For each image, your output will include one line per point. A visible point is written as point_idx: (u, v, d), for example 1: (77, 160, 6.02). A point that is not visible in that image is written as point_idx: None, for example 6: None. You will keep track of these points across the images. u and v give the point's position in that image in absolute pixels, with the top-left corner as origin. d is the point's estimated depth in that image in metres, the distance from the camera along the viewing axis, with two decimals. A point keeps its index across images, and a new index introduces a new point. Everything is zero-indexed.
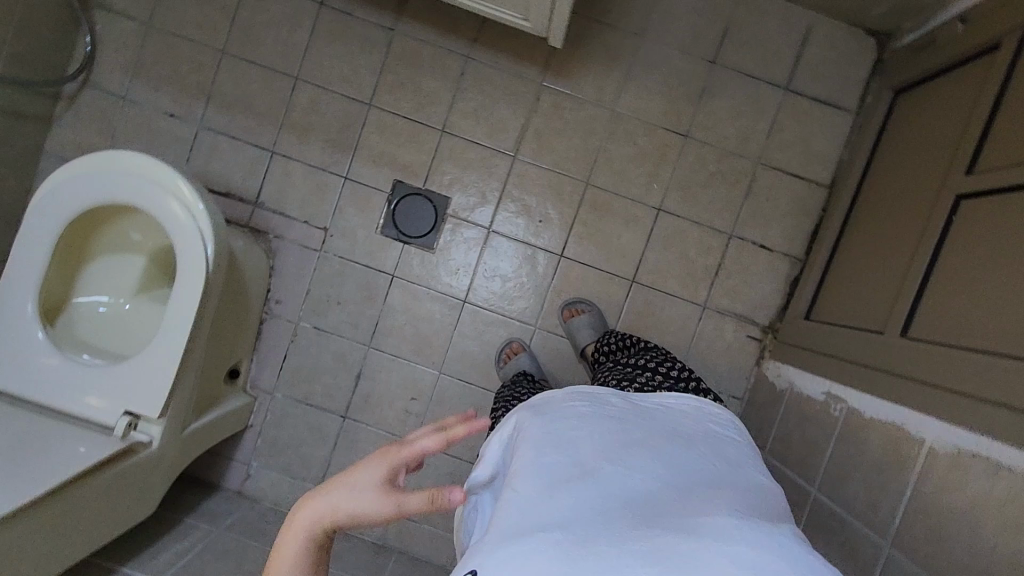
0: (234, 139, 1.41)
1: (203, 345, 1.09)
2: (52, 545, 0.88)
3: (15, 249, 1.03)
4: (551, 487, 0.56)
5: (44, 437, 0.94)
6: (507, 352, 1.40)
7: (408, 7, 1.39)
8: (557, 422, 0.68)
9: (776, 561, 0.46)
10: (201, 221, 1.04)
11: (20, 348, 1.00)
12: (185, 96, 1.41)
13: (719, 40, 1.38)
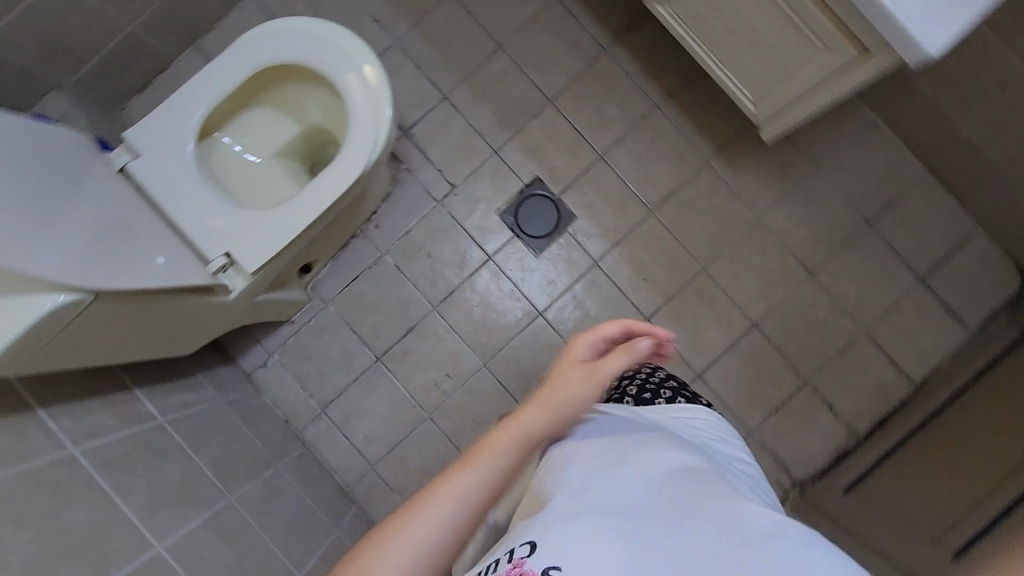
0: (418, 68, 1.45)
1: (316, 232, 1.11)
2: (109, 343, 0.83)
3: (214, 63, 1.05)
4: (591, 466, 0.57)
5: (153, 235, 0.94)
6: None
7: (627, 39, 1.44)
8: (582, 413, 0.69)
9: (819, 554, 0.48)
10: (375, 122, 1.05)
11: (169, 148, 1.02)
12: (397, 11, 1.46)
13: (883, 207, 1.42)
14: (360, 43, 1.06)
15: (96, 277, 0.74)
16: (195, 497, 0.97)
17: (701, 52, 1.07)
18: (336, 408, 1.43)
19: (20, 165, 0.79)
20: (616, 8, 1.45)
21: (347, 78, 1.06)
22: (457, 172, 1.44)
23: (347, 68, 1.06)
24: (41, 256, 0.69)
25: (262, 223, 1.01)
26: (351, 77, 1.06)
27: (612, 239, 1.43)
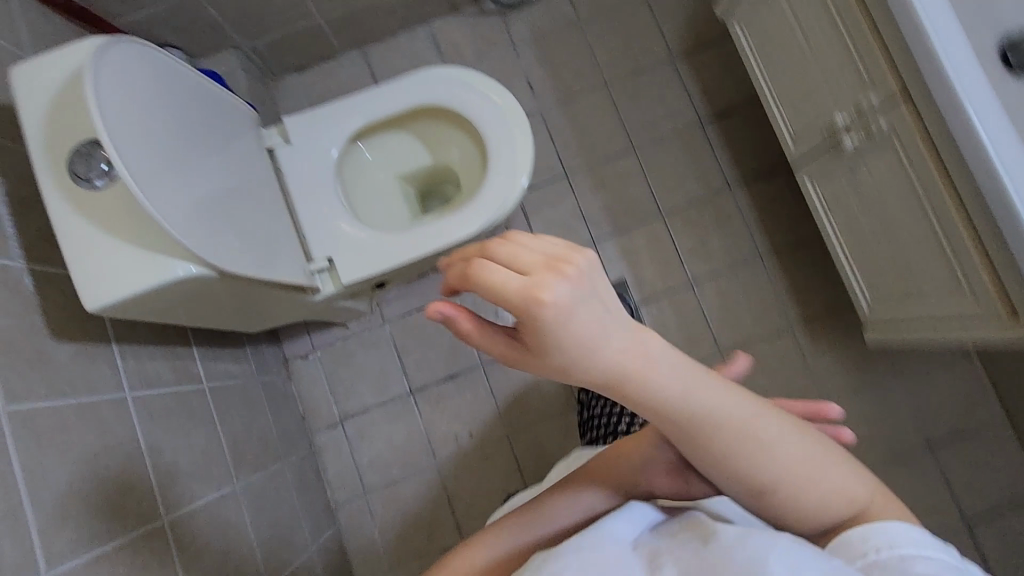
0: (551, 140, 1.50)
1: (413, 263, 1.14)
2: (196, 310, 0.82)
3: (385, 84, 1.10)
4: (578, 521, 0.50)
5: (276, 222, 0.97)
6: None
7: (754, 185, 1.47)
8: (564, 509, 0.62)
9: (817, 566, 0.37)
10: (507, 190, 1.07)
11: (318, 146, 1.07)
12: (551, 84, 1.52)
13: (950, 436, 1.38)
14: (521, 113, 1.10)
15: (221, 254, 0.75)
16: (207, 472, 0.97)
17: (833, 238, 1.09)
18: (354, 423, 1.42)
19: (192, 125, 0.83)
20: (753, 152, 1.48)
21: (496, 140, 1.09)
22: None
23: (500, 131, 1.09)
24: (186, 219, 0.71)
25: (371, 242, 1.04)
26: (501, 140, 1.09)
27: None
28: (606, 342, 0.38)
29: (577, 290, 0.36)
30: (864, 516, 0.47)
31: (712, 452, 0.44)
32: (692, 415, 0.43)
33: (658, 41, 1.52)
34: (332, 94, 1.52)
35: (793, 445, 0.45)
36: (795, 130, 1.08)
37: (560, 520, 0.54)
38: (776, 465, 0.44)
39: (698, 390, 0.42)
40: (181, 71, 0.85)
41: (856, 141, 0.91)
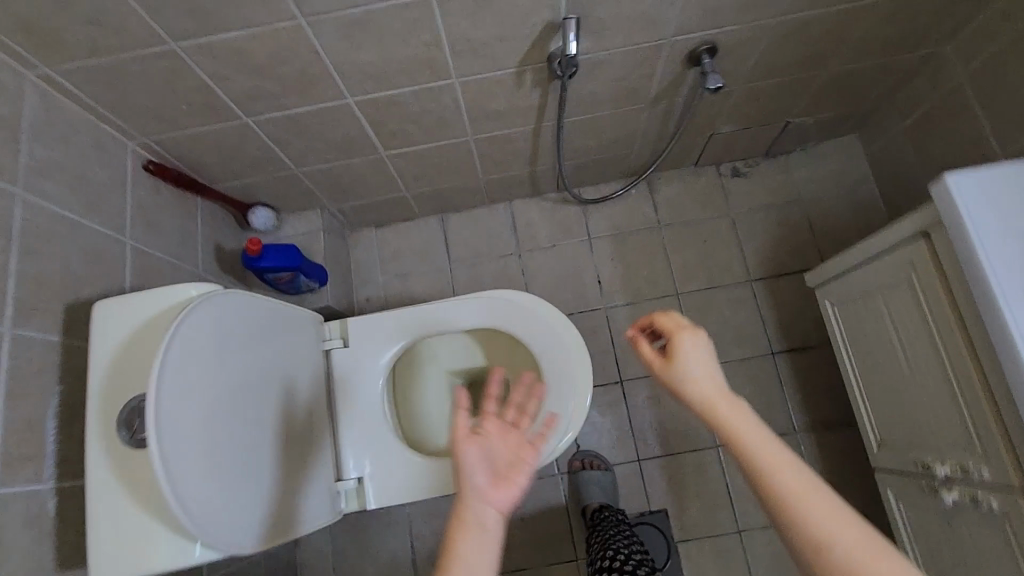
0: (611, 340, 1.45)
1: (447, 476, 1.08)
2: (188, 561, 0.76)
3: (452, 300, 1.07)
4: None
5: (310, 436, 0.94)
6: None
7: (823, 435, 1.35)
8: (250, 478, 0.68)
9: None
10: (560, 436, 1.02)
11: (372, 354, 1.04)
12: (621, 284, 1.49)
13: None
14: (585, 354, 1.06)
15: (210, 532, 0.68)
16: None
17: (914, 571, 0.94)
18: None
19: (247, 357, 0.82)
20: (825, 396, 1.37)
21: (556, 378, 1.04)
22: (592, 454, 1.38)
23: (562, 369, 1.05)
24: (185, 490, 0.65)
25: (408, 471, 0.98)
26: (561, 380, 1.04)
27: None
28: (702, 383, 0.56)
29: (698, 350, 0.59)
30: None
31: (776, 503, 0.47)
32: (754, 468, 0.49)
33: (738, 259, 1.47)
34: (404, 253, 1.54)
35: (878, 549, 0.42)
36: (881, 435, 0.96)
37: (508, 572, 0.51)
38: (834, 541, 0.43)
39: (768, 452, 0.49)
40: (257, 304, 0.86)
41: (956, 499, 0.79)
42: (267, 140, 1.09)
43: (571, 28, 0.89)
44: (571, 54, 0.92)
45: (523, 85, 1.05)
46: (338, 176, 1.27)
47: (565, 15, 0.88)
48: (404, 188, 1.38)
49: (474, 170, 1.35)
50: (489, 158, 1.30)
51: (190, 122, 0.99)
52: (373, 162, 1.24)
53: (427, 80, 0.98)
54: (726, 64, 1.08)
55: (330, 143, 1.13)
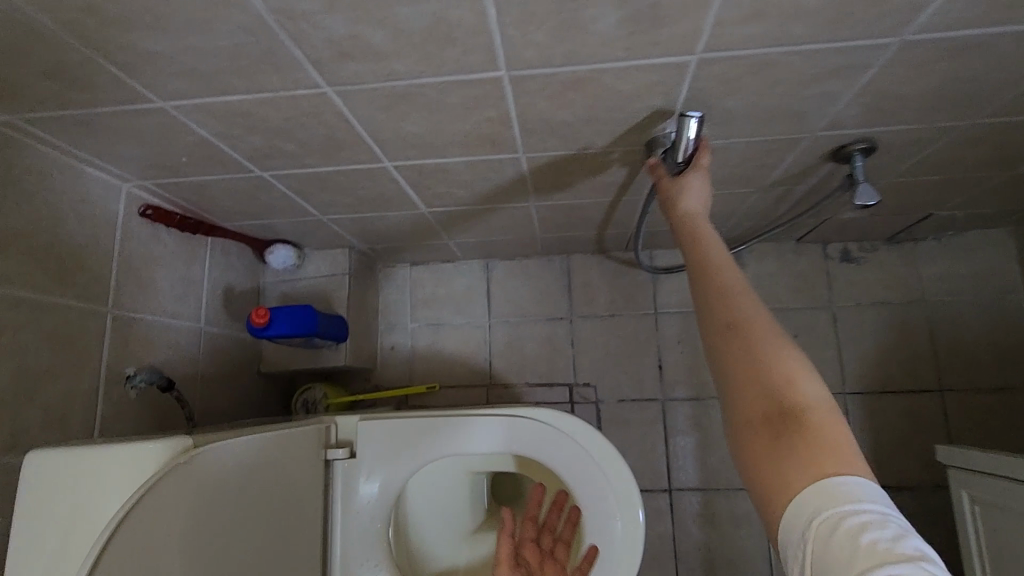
0: (664, 439, 1.24)
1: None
2: None
3: (481, 419, 0.89)
4: None
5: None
6: None
7: None
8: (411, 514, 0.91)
9: None
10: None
11: (380, 471, 0.88)
12: (685, 371, 1.26)
13: None
14: (637, 517, 0.84)
15: None
16: None
17: None
18: None
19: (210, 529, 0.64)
20: None
21: (593, 541, 0.84)
22: None
23: (602, 534, 0.84)
24: None
25: None
26: (598, 545, 0.84)
27: None
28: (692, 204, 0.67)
29: (696, 182, 0.68)
30: (810, 418, 0.45)
31: (716, 296, 0.55)
32: (712, 276, 0.57)
33: (832, 364, 1.22)
34: (439, 299, 1.35)
35: (785, 348, 0.49)
36: None
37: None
38: (763, 343, 0.50)
39: (727, 271, 0.57)
40: (239, 450, 0.69)
41: None
42: (288, 191, 0.91)
43: (691, 129, 0.66)
44: (681, 155, 0.69)
45: (606, 164, 0.82)
46: (370, 223, 1.08)
47: (687, 113, 0.66)
48: (447, 237, 1.18)
49: (531, 228, 1.14)
50: (551, 220, 1.08)
51: (194, 172, 0.81)
52: (413, 215, 1.04)
53: (486, 152, 0.77)
54: (877, 160, 0.83)
55: (362, 198, 0.94)
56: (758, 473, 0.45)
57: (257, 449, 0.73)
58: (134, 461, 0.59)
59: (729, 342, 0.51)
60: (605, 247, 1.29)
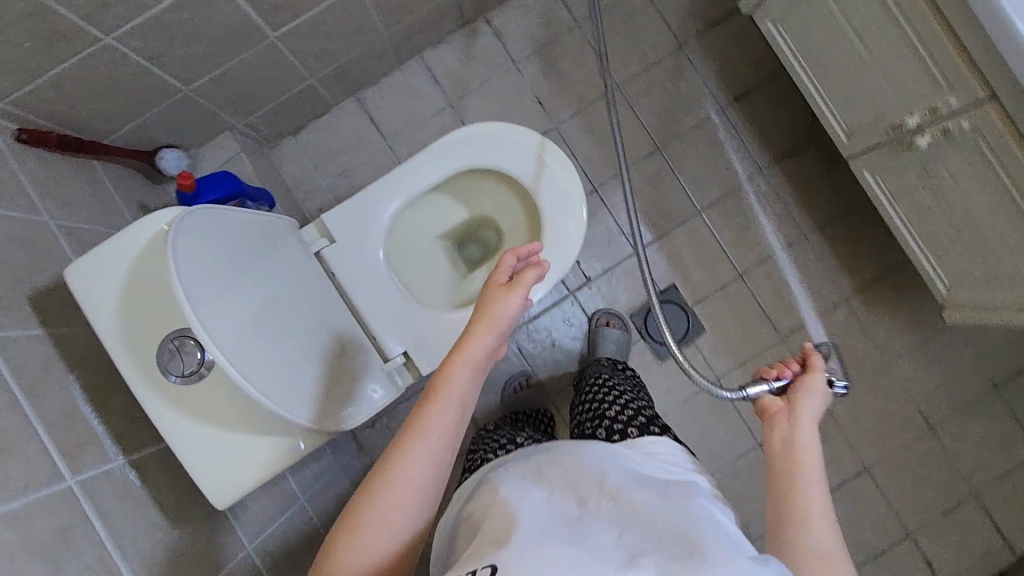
0: (571, 153, 1.44)
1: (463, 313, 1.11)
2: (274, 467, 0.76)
3: (420, 158, 1.03)
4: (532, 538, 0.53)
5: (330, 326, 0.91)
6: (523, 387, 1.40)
7: (786, 164, 1.43)
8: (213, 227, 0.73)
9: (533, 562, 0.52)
10: (569, 238, 1.02)
11: (363, 235, 1.00)
12: (560, 97, 1.45)
13: (1013, 375, 1.40)
14: (566, 159, 1.03)
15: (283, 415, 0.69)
16: None
17: (905, 230, 1.04)
18: None
19: (233, 266, 0.75)
20: (781, 130, 1.43)
21: (542, 185, 1.03)
22: (592, 267, 1.44)
23: (550, 181, 1.03)
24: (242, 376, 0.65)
25: (446, 328, 0.98)
26: (550, 189, 1.03)
27: (739, 359, 1.40)
28: (810, 399, 0.67)
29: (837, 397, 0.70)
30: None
31: (789, 479, 0.60)
32: (790, 460, 0.61)
33: (663, 29, 1.44)
34: (336, 150, 1.43)
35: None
36: (846, 122, 1.03)
37: (427, 445, 0.62)
38: (826, 550, 0.54)
39: (810, 476, 0.59)
40: (244, 216, 0.81)
41: (931, 141, 0.86)
42: (141, 62, 0.94)
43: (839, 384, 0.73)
44: None
45: None
46: (234, 80, 1.13)
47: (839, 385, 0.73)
48: (308, 75, 1.25)
49: (373, 26, 1.23)
50: (385, 4, 1.18)
51: (45, 63, 0.83)
52: (266, 51, 1.09)
53: None
54: None
55: (211, 41, 0.99)
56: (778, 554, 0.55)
57: (260, 221, 0.86)
58: (150, 224, 0.67)
59: (802, 551, 0.54)
60: (446, 27, 1.40)
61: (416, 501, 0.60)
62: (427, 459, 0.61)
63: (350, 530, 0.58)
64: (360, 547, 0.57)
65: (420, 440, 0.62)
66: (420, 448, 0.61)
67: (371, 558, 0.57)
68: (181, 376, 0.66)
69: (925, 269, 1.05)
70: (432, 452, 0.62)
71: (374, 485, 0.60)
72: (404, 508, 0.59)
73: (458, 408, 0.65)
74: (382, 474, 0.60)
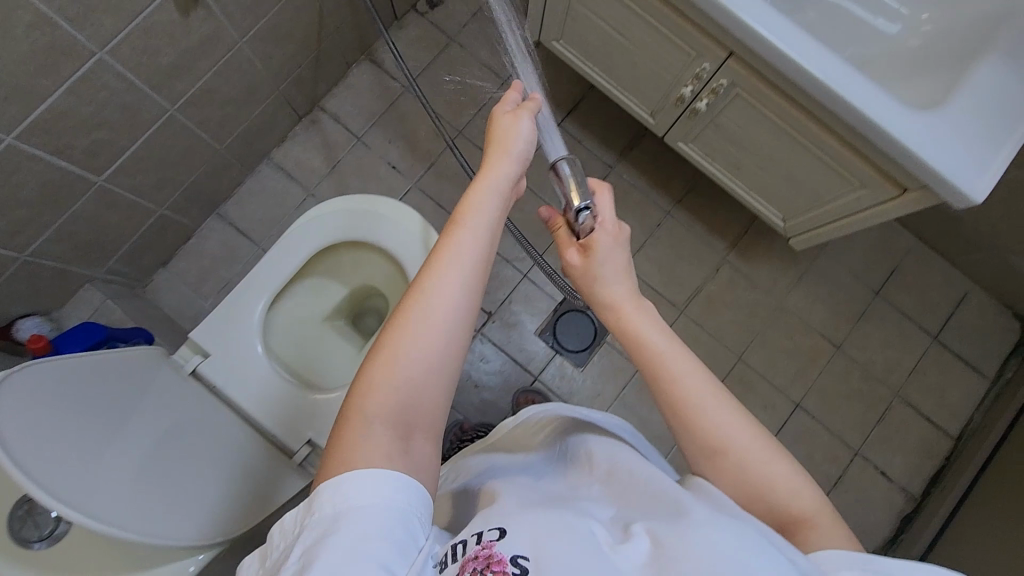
0: (438, 204, 1.50)
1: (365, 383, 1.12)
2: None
3: (274, 251, 1.06)
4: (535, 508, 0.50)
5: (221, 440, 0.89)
6: (456, 431, 1.37)
7: (631, 154, 1.54)
8: (50, 375, 0.69)
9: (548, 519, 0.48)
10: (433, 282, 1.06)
11: (237, 341, 1.00)
12: (412, 156, 1.52)
13: (888, 276, 1.52)
14: (413, 211, 1.10)
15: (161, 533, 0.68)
16: None
17: (732, 184, 1.14)
18: None
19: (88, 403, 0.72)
20: (617, 127, 1.55)
21: (395, 241, 1.08)
22: (490, 300, 1.48)
23: (404, 233, 1.08)
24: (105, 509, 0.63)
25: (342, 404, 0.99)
26: (407, 241, 1.07)
27: None
28: (611, 287, 0.73)
29: (616, 244, 0.76)
30: (801, 523, 0.53)
31: (665, 382, 0.61)
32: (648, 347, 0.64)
33: (485, 71, 1.56)
34: (211, 268, 1.44)
35: (766, 457, 0.57)
36: (645, 106, 1.13)
37: (462, 276, 0.55)
38: (727, 435, 0.58)
39: (678, 361, 0.62)
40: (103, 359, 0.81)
41: (709, 102, 0.97)
42: None
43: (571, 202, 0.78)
44: None
45: (173, 19, 0.97)
46: (77, 233, 1.13)
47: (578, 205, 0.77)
48: (156, 206, 1.27)
49: (205, 143, 1.26)
50: (208, 120, 1.22)
51: None
52: (98, 195, 1.10)
53: (69, 67, 0.88)
54: None
55: (31, 201, 0.98)
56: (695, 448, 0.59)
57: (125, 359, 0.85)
58: None
59: (703, 450, 0.59)
60: (283, 125, 1.46)
61: (456, 327, 0.54)
62: (467, 288, 0.54)
63: (378, 375, 0.51)
64: (395, 383, 0.51)
65: (453, 268, 0.55)
66: (454, 276, 0.54)
67: (404, 397, 0.51)
68: (44, 539, 0.69)
69: (760, 212, 1.15)
70: (467, 280, 0.55)
71: (404, 317, 0.53)
72: (443, 342, 0.52)
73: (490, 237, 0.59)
74: (415, 305, 0.53)
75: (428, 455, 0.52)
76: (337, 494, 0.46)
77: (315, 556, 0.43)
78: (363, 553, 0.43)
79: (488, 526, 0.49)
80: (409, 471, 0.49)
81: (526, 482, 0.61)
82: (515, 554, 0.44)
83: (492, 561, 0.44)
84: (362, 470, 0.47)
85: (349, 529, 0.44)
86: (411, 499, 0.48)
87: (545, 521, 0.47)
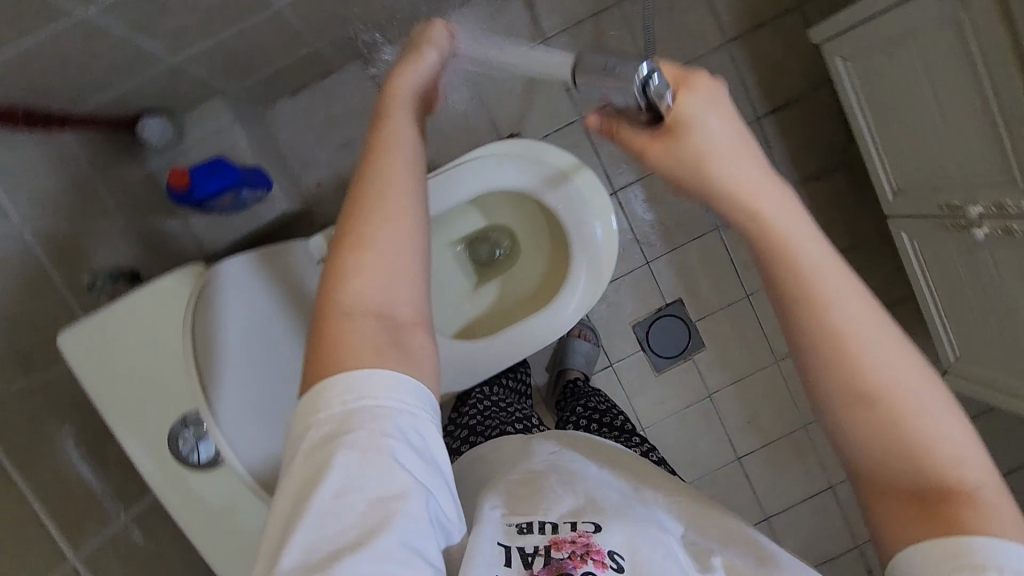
0: (595, 152, 1.35)
1: (476, 334, 1.08)
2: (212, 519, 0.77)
3: (443, 179, 0.98)
4: (616, 511, 0.56)
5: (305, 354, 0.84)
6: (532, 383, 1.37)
7: (811, 185, 1.38)
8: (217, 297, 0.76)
9: (632, 527, 0.54)
10: (583, 265, 0.97)
11: None
12: None
13: None
14: (596, 180, 0.98)
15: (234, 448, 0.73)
16: None
17: (931, 301, 1.04)
18: None
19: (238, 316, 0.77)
20: (813, 151, 1.37)
21: (571, 217, 0.97)
22: None
23: (579, 204, 0.97)
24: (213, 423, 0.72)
25: (454, 361, 0.97)
26: (576, 213, 0.97)
27: (731, 377, 1.42)
28: (736, 166, 0.44)
29: (712, 97, 0.46)
30: (977, 503, 0.39)
31: (809, 308, 0.42)
32: (788, 270, 0.43)
33: (707, 21, 1.33)
34: (339, 119, 1.29)
35: (934, 399, 0.41)
36: (898, 183, 0.98)
37: (408, 157, 0.51)
38: (895, 381, 0.41)
39: (835, 292, 0.42)
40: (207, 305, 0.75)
41: (988, 235, 0.83)
42: (126, 31, 0.78)
43: (632, 84, 0.45)
44: None
45: None
46: (234, 48, 0.98)
47: (646, 71, 0.44)
48: (315, 39, 1.10)
49: None
50: None
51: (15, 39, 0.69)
52: (270, 17, 0.94)
53: None
54: None
55: (208, 8, 0.83)
56: (852, 417, 0.42)
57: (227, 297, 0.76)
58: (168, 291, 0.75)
59: (858, 406, 0.41)
60: None
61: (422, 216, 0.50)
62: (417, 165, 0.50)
63: (348, 268, 0.46)
64: (371, 273, 0.46)
65: (397, 151, 0.51)
66: (397, 159, 0.50)
67: (380, 288, 0.46)
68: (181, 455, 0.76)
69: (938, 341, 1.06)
70: (417, 169, 0.51)
71: (359, 207, 0.48)
72: (407, 223, 0.48)
73: (417, 124, 0.55)
74: (368, 192, 0.48)
75: (424, 344, 0.47)
76: (341, 391, 0.42)
77: (332, 458, 0.41)
78: (386, 448, 0.41)
79: (575, 513, 0.55)
80: (408, 362, 0.45)
81: (569, 476, 0.61)
82: (612, 551, 0.51)
83: (591, 549, 0.51)
84: (358, 367, 0.43)
85: (373, 429, 0.41)
86: (414, 390, 0.44)
87: (640, 528, 0.54)
